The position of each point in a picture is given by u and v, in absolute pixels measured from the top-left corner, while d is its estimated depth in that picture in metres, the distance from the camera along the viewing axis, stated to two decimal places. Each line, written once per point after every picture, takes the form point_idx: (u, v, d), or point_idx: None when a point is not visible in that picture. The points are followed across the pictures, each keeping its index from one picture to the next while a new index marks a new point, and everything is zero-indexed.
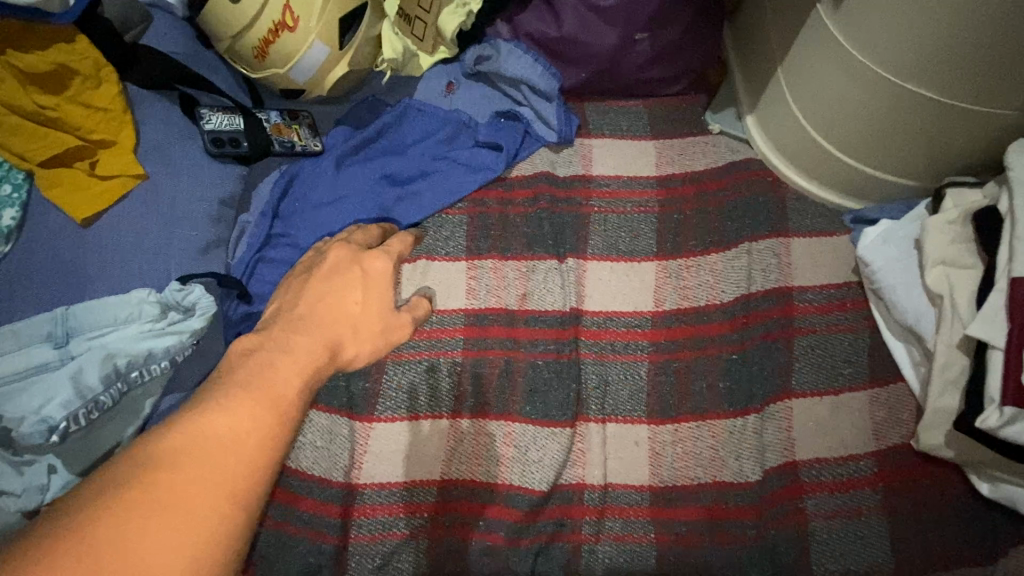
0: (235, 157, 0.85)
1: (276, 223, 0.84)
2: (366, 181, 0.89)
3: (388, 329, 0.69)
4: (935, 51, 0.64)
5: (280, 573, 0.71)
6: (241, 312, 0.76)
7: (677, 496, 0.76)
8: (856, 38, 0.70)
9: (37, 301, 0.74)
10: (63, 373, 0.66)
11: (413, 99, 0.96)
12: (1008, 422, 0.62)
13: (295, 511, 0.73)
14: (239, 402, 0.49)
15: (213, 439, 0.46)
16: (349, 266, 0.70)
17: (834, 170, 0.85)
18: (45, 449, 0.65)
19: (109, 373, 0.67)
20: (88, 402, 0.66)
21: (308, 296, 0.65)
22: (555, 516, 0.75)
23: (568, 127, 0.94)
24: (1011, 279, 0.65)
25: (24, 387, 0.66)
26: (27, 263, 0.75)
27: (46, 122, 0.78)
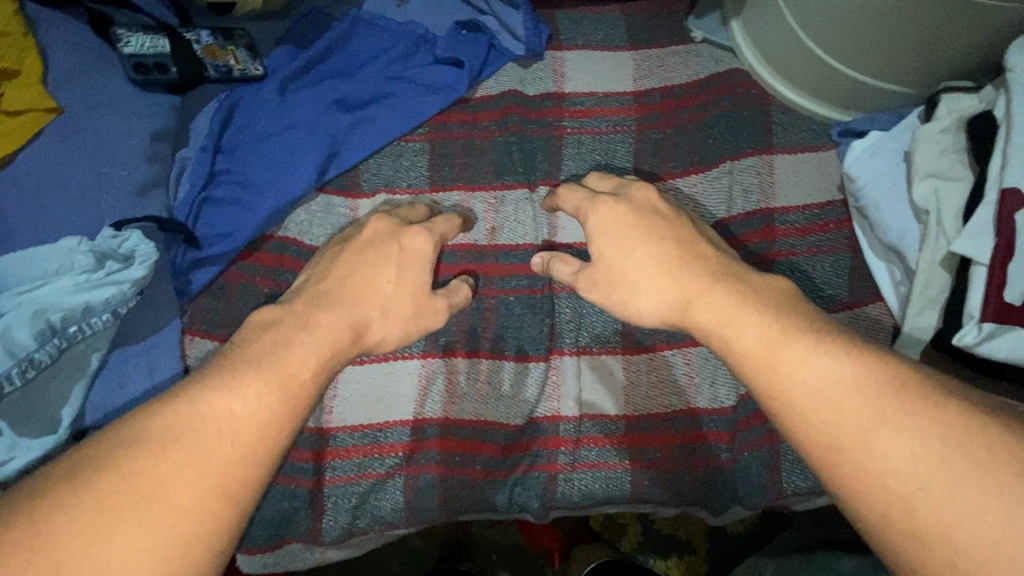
0: (163, 85, 0.76)
1: (218, 159, 0.78)
2: (315, 107, 0.81)
3: (421, 312, 0.66)
4: None
5: (295, 521, 0.71)
6: (190, 259, 0.74)
7: (651, 423, 0.76)
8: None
9: None
10: None
11: (362, 11, 0.87)
12: (985, 338, 0.60)
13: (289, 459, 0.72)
14: (247, 380, 0.52)
15: (210, 421, 0.49)
16: (387, 240, 0.67)
17: (823, 79, 0.79)
18: None
19: (43, 329, 0.62)
20: (22, 360, 0.62)
21: (338, 271, 0.65)
22: (530, 448, 0.75)
23: (538, 38, 0.86)
24: (1001, 190, 0.61)
25: None
26: None
27: None
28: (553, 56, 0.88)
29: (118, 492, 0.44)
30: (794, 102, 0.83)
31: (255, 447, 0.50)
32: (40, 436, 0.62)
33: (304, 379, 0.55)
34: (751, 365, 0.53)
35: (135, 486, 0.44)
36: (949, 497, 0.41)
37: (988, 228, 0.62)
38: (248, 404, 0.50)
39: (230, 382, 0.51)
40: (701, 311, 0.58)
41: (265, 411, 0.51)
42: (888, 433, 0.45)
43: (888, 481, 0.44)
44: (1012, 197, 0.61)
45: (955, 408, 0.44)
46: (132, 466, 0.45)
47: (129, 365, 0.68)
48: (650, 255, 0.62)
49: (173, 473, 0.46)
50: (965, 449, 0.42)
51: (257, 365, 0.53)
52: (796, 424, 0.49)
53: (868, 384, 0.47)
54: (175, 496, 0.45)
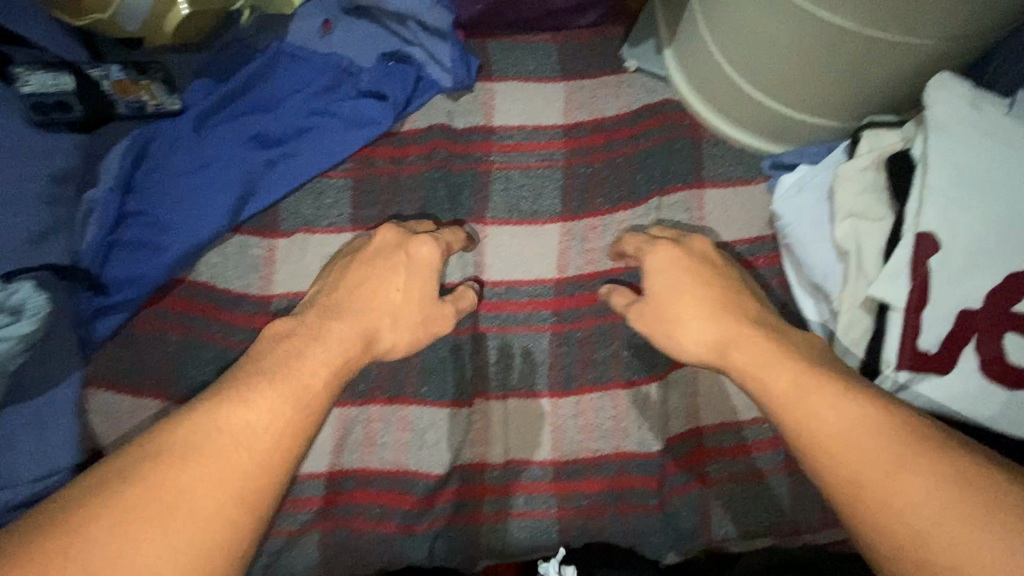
0: (69, 124, 0.73)
1: (129, 199, 0.76)
2: (231, 144, 0.79)
3: (429, 319, 0.65)
4: None
5: None
6: (95, 305, 0.71)
7: (579, 469, 0.74)
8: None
9: None
10: None
11: (284, 43, 0.84)
12: (900, 388, 0.59)
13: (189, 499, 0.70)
14: (260, 392, 0.50)
15: (229, 432, 0.47)
16: (395, 249, 0.66)
17: (751, 111, 0.78)
18: None
19: None
20: None
21: (347, 281, 0.63)
22: (454, 498, 0.72)
23: (465, 70, 0.84)
24: (917, 233, 0.60)
25: None
26: None
27: None
28: (483, 87, 0.86)
29: (142, 500, 0.43)
30: (727, 133, 0.82)
31: (270, 454, 0.48)
32: None
33: (317, 389, 0.53)
34: (784, 409, 0.50)
35: (158, 496, 0.43)
36: (972, 547, 0.39)
37: (902, 275, 0.61)
38: (269, 416, 0.49)
39: (249, 395, 0.50)
40: (738, 353, 0.56)
41: (275, 422, 0.49)
42: (909, 478, 0.43)
43: (908, 527, 0.41)
44: (928, 241, 0.60)
45: (973, 462, 0.43)
46: (158, 479, 0.44)
47: (22, 433, 0.62)
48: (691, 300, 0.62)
49: (201, 478, 0.45)
50: (989, 501, 0.40)
51: (285, 375, 0.52)
52: (816, 465, 0.47)
53: (887, 426, 0.46)
54: (196, 504, 0.44)
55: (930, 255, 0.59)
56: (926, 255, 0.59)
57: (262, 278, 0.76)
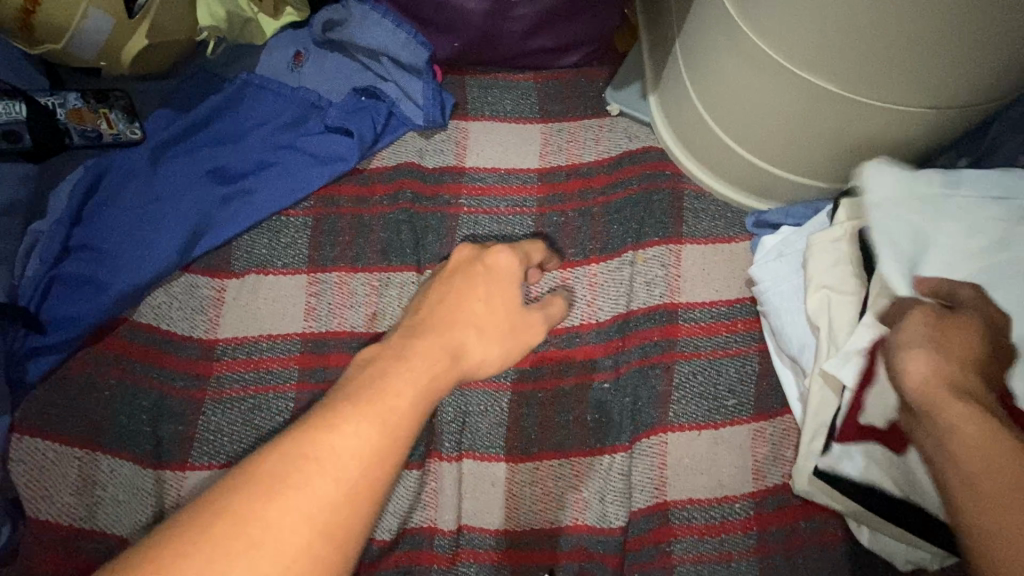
0: (19, 153, 0.71)
1: (76, 231, 0.72)
2: (188, 177, 0.76)
3: (517, 326, 0.58)
4: (832, 43, 0.52)
5: None
6: (30, 344, 0.67)
7: (535, 539, 0.69)
8: (762, 27, 0.56)
9: None
10: None
11: (253, 74, 0.81)
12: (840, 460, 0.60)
13: (44, 529, 0.62)
14: (346, 413, 0.41)
15: (318, 460, 0.39)
16: (470, 263, 0.60)
17: (732, 166, 0.74)
18: None
19: None
20: None
21: (432, 295, 0.56)
22: (400, 563, 0.68)
23: (438, 109, 0.81)
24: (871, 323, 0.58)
25: None
26: None
27: None
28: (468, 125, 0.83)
29: (224, 533, 0.36)
30: (708, 186, 0.77)
31: (360, 488, 0.39)
32: None
33: (405, 410, 0.43)
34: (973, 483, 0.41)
35: (246, 530, 0.36)
36: None
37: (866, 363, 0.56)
38: (360, 444, 0.40)
39: (333, 419, 0.41)
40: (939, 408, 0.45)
41: (369, 452, 0.40)
42: None
43: None
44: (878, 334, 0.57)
45: None
46: (246, 511, 0.36)
47: None
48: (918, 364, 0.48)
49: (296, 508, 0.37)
50: None
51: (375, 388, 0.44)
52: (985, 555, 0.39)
53: None
54: (283, 538, 0.36)
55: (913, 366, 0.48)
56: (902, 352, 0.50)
57: (208, 321, 0.72)
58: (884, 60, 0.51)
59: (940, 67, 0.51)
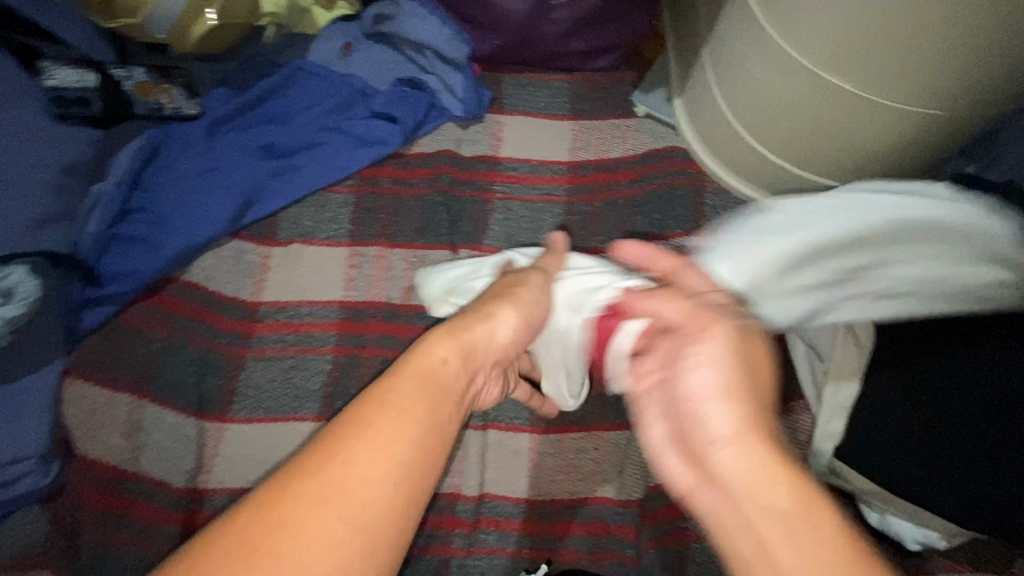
0: (85, 119, 0.75)
1: (136, 195, 0.77)
2: (242, 151, 0.81)
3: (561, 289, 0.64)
4: (854, 48, 0.57)
5: None
6: (87, 296, 0.71)
7: (554, 510, 0.72)
8: (785, 26, 0.61)
9: None
10: None
11: (305, 60, 0.87)
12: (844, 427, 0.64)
13: (89, 469, 0.65)
14: (401, 388, 0.45)
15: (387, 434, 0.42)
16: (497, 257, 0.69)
17: (748, 162, 0.79)
18: None
19: None
20: None
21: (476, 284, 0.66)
22: (425, 526, 0.71)
23: (476, 101, 0.87)
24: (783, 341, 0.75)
25: None
26: None
27: None
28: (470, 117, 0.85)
29: (296, 493, 0.38)
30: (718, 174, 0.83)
31: (419, 458, 0.43)
32: None
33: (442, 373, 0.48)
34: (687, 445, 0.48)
35: (318, 485, 0.39)
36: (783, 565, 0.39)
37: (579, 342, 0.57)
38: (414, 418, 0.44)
39: (397, 388, 0.45)
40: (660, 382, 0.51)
41: (421, 427, 0.44)
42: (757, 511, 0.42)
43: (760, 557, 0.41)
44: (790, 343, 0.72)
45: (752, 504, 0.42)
46: (314, 468, 0.39)
47: None
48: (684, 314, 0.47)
49: (356, 513, 0.39)
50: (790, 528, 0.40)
51: (390, 379, 0.45)
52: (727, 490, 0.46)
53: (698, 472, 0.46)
54: (354, 494, 0.39)
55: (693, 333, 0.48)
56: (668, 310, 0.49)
57: (254, 284, 0.76)
58: (897, 59, 0.56)
59: (949, 66, 0.55)
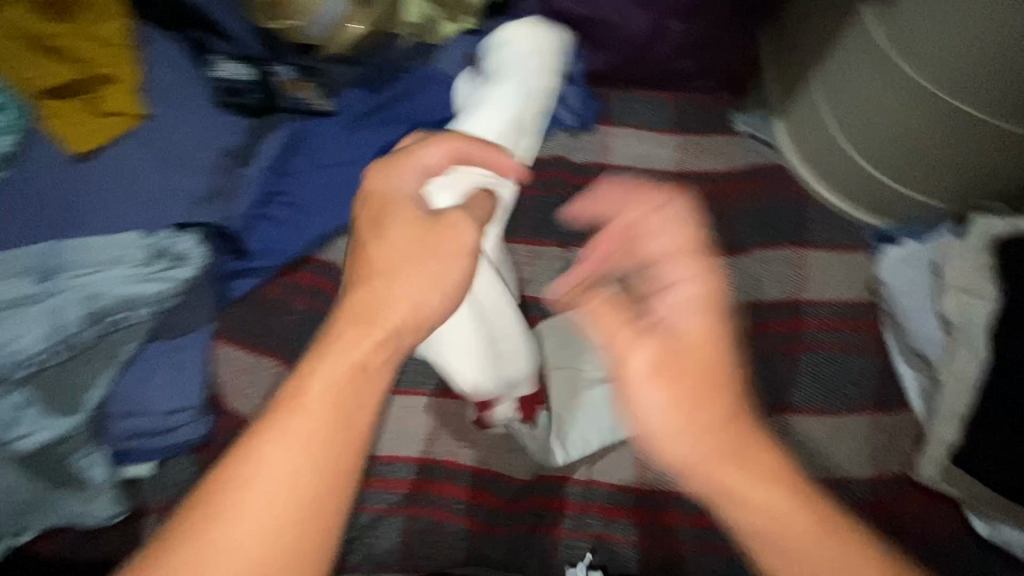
0: (244, 109, 0.82)
1: (281, 181, 0.83)
2: (376, 147, 0.87)
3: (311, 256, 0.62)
4: (986, 74, 0.62)
5: None
6: (235, 268, 0.77)
7: (659, 499, 0.75)
8: (909, 48, 0.67)
9: (19, 232, 0.65)
10: (44, 306, 0.63)
11: (432, 68, 0.93)
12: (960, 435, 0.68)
13: (236, 424, 0.71)
14: (310, 398, 0.45)
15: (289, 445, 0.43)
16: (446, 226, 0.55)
17: (851, 179, 0.83)
18: (20, 382, 0.61)
19: (94, 313, 0.64)
20: (71, 340, 0.63)
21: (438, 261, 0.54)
22: (534, 506, 0.74)
23: (588, 112, 0.93)
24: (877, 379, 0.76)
25: (8, 317, 0.62)
26: (14, 195, 0.67)
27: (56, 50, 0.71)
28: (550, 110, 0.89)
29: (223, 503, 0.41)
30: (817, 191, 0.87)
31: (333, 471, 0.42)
32: (61, 415, 0.62)
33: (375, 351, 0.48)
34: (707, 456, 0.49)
35: (247, 508, 0.41)
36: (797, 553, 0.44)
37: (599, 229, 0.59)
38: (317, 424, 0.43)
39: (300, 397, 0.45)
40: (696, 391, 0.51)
41: (318, 439, 0.43)
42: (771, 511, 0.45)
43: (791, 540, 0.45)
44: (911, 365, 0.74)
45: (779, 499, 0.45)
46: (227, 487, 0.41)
47: (161, 363, 0.67)
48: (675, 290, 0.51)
49: (258, 519, 0.40)
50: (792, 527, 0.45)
51: (317, 372, 0.45)
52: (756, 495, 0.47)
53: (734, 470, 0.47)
54: (259, 512, 0.40)
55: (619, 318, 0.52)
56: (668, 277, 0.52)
57: None
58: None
59: None
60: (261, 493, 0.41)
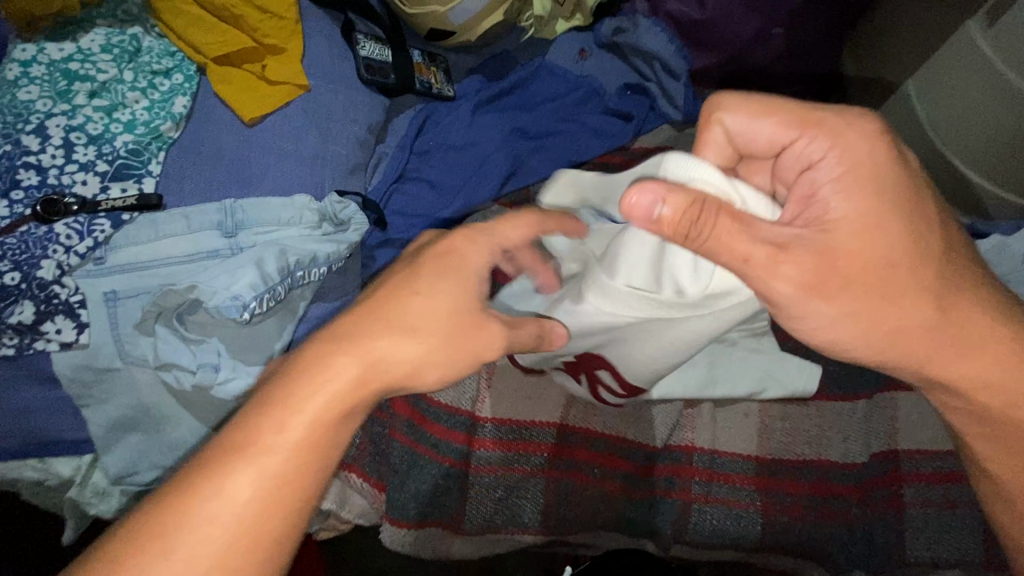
0: (381, 87, 0.83)
1: (411, 159, 0.86)
2: (499, 132, 0.89)
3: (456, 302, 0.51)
4: None
5: (409, 491, 0.70)
6: (377, 238, 0.80)
7: (782, 468, 0.79)
8: (1008, 49, 0.74)
9: (202, 190, 0.68)
10: (241, 259, 0.65)
11: (546, 60, 0.97)
12: None
13: (411, 396, 0.73)
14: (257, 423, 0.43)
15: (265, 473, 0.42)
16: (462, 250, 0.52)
17: (944, 176, 0.90)
18: (212, 331, 0.64)
19: (283, 266, 0.67)
20: (269, 289, 0.65)
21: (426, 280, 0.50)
22: (665, 473, 0.78)
23: (692, 108, 0.96)
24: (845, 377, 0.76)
25: (199, 270, 0.65)
26: (192, 153, 0.70)
27: (226, 18, 0.75)
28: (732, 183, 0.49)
29: (156, 527, 0.40)
30: None
31: (287, 486, 0.43)
32: (255, 363, 0.65)
33: (378, 380, 0.47)
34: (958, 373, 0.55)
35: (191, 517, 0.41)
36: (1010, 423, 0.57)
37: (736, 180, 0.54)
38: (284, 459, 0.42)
39: (277, 419, 0.43)
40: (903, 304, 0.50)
41: (298, 461, 0.43)
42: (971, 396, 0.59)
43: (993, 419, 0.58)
44: None
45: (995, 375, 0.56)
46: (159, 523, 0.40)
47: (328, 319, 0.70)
48: (816, 140, 0.49)
49: (204, 547, 0.40)
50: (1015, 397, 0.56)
51: (284, 415, 0.44)
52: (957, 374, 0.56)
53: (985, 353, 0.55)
54: (209, 520, 0.41)
55: (761, 251, 0.46)
56: (813, 151, 0.49)
57: None
58: None
59: None
60: (205, 515, 0.40)
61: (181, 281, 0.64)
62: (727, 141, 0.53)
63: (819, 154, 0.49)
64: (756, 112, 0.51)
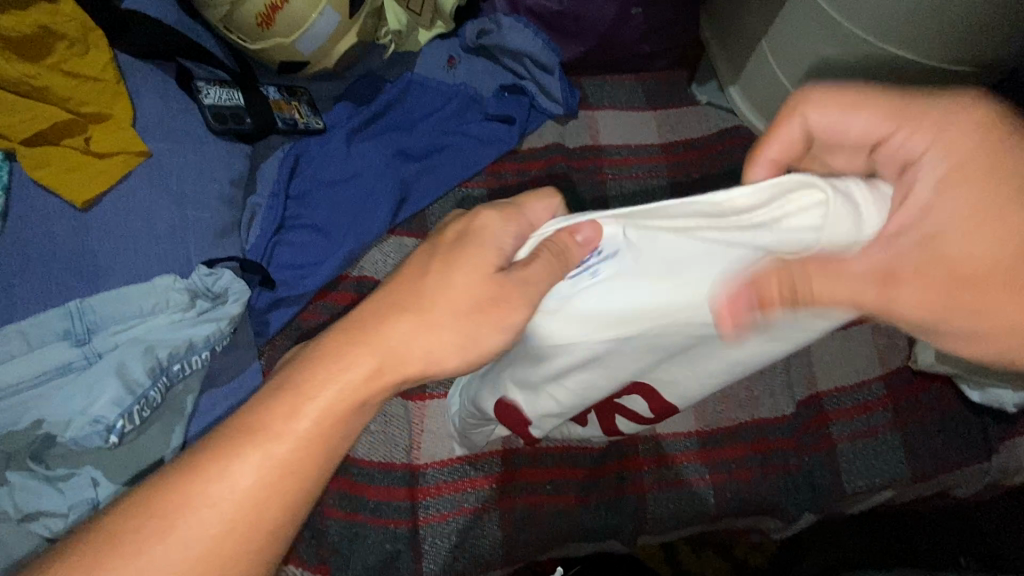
0: (237, 134, 0.77)
1: (289, 205, 0.79)
2: (379, 157, 0.83)
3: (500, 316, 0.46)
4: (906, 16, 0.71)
5: (356, 565, 0.67)
6: (267, 300, 0.72)
7: (721, 438, 0.80)
8: (845, 8, 0.75)
9: (41, 296, 0.63)
10: (100, 371, 0.60)
11: (415, 73, 0.92)
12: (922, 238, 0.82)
13: None
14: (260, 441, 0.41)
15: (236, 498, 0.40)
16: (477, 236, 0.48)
17: None
18: (83, 459, 0.59)
19: (153, 366, 0.62)
20: (139, 398, 0.60)
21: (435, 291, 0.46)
22: (615, 470, 0.77)
23: (572, 99, 0.93)
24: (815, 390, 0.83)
25: (50, 394, 0.59)
26: (16, 257, 0.64)
27: (33, 93, 0.68)
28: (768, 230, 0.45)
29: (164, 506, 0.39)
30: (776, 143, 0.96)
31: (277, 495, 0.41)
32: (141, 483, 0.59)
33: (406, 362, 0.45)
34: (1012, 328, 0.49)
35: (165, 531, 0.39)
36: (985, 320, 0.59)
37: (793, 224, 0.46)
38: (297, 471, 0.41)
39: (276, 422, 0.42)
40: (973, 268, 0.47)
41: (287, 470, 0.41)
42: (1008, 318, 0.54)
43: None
44: None
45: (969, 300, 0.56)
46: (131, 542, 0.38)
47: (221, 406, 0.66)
48: (914, 135, 0.46)
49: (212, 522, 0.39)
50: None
51: (304, 398, 0.42)
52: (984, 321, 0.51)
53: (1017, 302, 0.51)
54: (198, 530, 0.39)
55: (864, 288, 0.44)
56: (911, 145, 0.46)
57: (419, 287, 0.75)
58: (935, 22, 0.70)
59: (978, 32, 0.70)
60: (209, 496, 0.39)
61: (30, 413, 0.58)
62: (801, 136, 0.50)
63: (921, 148, 0.46)
64: (848, 105, 0.48)
